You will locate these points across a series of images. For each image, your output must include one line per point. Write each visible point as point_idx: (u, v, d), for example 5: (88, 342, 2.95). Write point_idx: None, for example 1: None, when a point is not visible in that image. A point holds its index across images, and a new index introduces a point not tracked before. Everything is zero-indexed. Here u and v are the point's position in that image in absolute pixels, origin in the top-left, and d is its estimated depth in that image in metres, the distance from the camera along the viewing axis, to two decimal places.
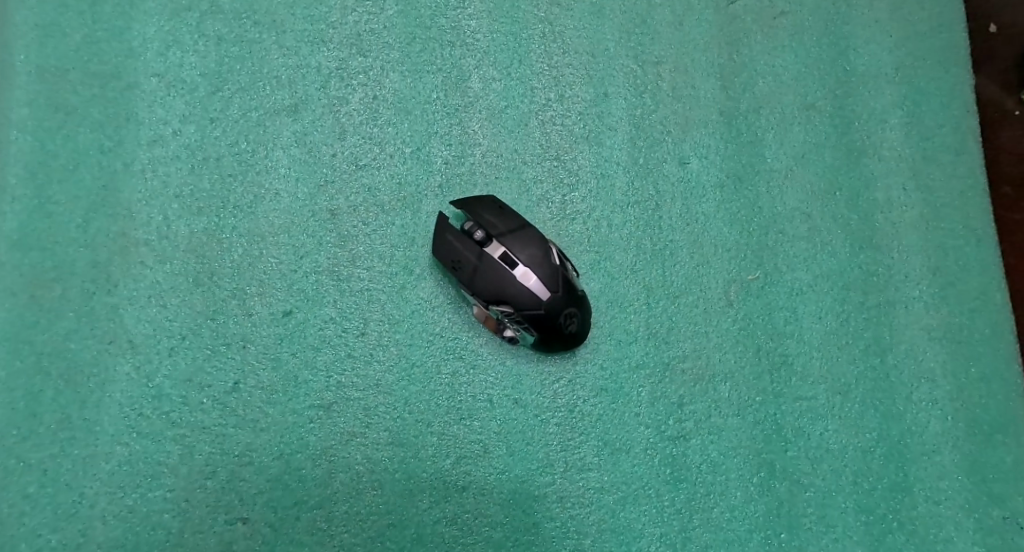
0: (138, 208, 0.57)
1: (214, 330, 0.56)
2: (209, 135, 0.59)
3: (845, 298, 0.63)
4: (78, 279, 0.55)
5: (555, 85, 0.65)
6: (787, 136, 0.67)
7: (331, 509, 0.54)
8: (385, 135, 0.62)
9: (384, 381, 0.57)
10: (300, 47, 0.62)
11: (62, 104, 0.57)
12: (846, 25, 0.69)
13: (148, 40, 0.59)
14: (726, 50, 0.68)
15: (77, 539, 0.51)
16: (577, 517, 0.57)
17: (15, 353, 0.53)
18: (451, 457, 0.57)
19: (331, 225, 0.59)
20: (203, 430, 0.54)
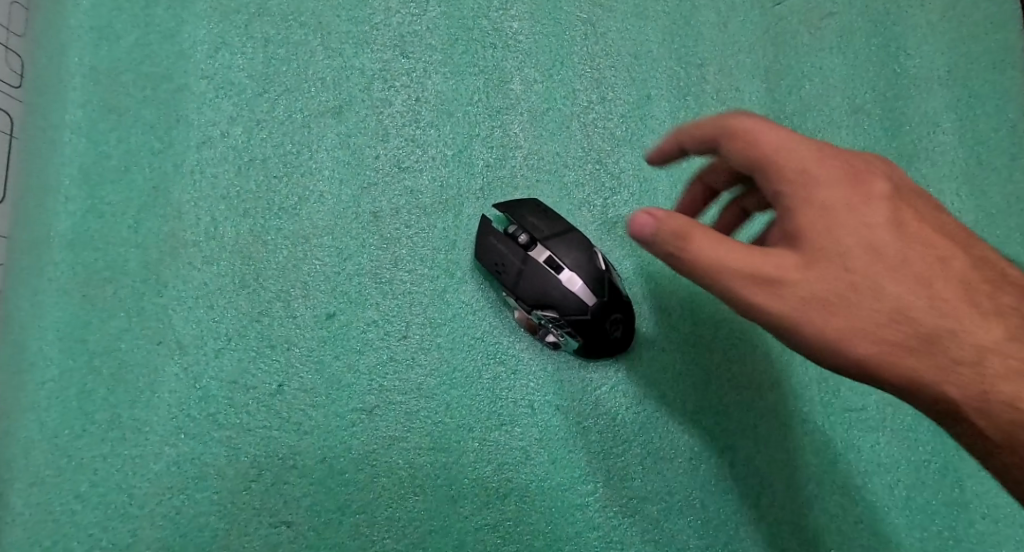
0: (186, 209, 0.57)
1: (260, 331, 0.56)
2: (255, 137, 0.59)
3: None
4: (128, 279, 0.55)
5: (598, 87, 0.64)
6: (835, 139, 0.65)
7: (374, 513, 0.55)
8: (427, 138, 0.61)
9: (426, 385, 0.57)
10: (344, 49, 0.61)
11: (114, 105, 0.58)
12: (896, 26, 0.67)
13: (197, 42, 0.60)
14: (774, 51, 0.67)
15: (127, 538, 0.52)
16: (620, 528, 0.57)
17: (67, 352, 0.54)
18: (492, 463, 0.56)
19: (374, 227, 0.59)
20: (248, 432, 0.54)
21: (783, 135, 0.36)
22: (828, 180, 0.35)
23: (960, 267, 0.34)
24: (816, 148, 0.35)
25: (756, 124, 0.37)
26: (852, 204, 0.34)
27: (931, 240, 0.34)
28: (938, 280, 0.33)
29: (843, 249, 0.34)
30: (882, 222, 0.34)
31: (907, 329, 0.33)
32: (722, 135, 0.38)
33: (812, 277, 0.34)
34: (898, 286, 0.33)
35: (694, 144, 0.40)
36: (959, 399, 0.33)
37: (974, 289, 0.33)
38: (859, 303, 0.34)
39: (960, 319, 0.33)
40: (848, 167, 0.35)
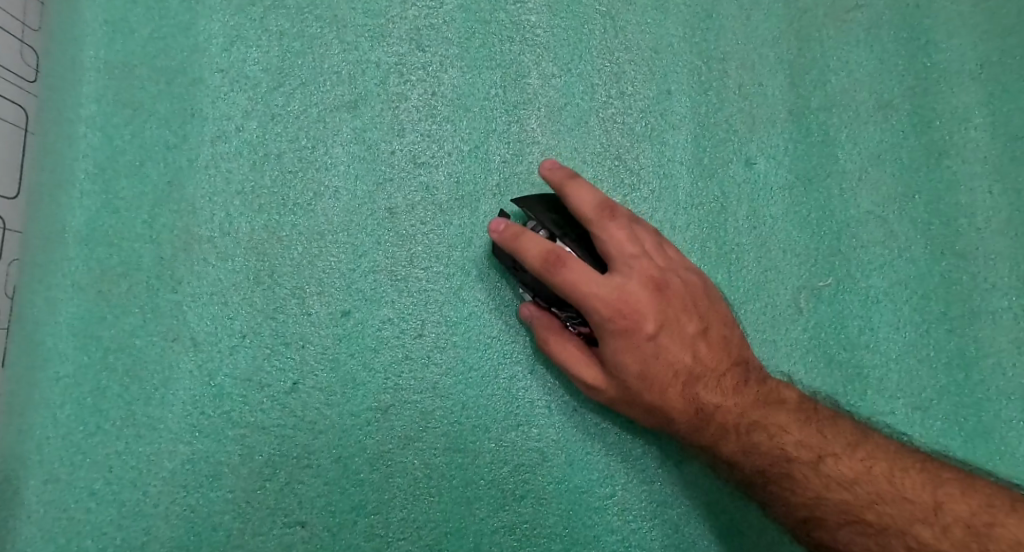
0: (200, 205, 0.56)
1: (274, 328, 0.55)
2: (270, 131, 0.58)
3: (926, 308, 0.61)
4: (143, 275, 0.55)
5: (617, 81, 0.63)
6: (861, 135, 0.64)
7: (389, 514, 0.54)
8: (443, 133, 0.60)
9: (441, 385, 0.56)
10: (360, 43, 0.60)
11: (128, 100, 0.57)
12: (927, 19, 0.65)
13: (212, 36, 0.59)
14: (798, 44, 0.65)
15: (141, 537, 0.52)
16: (639, 531, 0.56)
17: (81, 348, 0.53)
18: (509, 464, 0.56)
19: (389, 224, 0.58)
20: (262, 430, 0.54)
21: (600, 283, 0.47)
22: (642, 315, 0.48)
23: (718, 367, 0.52)
24: (643, 284, 0.49)
25: (573, 270, 0.47)
26: (636, 334, 0.49)
27: (716, 347, 0.52)
28: (717, 377, 0.52)
29: (663, 365, 0.50)
30: (653, 352, 0.50)
31: (696, 416, 0.51)
32: (556, 269, 0.47)
33: (611, 382, 0.51)
34: (692, 386, 0.51)
35: (537, 253, 0.48)
36: (728, 455, 0.51)
37: (739, 378, 0.52)
38: (631, 391, 0.51)
39: (689, 406, 0.51)
40: (664, 305, 0.50)
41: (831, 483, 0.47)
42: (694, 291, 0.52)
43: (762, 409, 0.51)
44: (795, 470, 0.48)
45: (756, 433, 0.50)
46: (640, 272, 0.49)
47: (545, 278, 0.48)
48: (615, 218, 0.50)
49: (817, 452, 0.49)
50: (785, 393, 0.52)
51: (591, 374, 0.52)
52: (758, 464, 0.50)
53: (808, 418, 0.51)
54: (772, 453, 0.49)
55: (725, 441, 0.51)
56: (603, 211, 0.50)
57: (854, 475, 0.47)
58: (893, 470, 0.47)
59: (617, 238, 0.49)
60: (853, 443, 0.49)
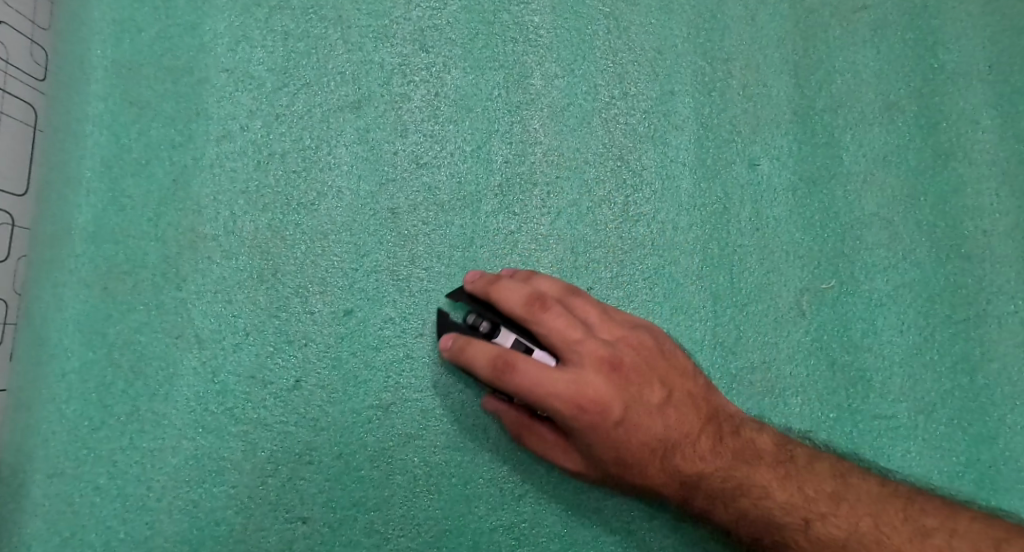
0: (205, 204, 0.57)
1: (277, 326, 0.56)
2: (274, 131, 0.59)
3: (931, 311, 0.61)
4: (148, 273, 0.55)
5: (621, 82, 0.63)
6: (866, 138, 0.63)
7: (389, 511, 0.54)
8: (446, 133, 0.60)
9: (442, 384, 0.56)
10: (364, 43, 0.61)
11: (135, 99, 0.58)
12: (935, 19, 0.65)
13: (218, 36, 0.59)
14: (804, 45, 0.64)
15: (145, 531, 0.52)
16: (638, 532, 0.56)
17: (88, 344, 0.54)
18: (508, 464, 0.56)
19: (392, 224, 0.58)
20: (265, 427, 0.54)
21: (553, 374, 0.48)
22: (603, 401, 0.49)
23: (691, 432, 0.51)
24: (596, 369, 0.50)
25: (524, 367, 0.48)
26: (604, 421, 0.49)
27: (685, 410, 0.52)
28: (692, 442, 0.51)
29: (636, 444, 0.50)
30: (621, 434, 0.49)
31: (683, 488, 0.50)
32: (506, 375, 0.48)
33: (592, 465, 0.51)
34: (671, 456, 0.50)
35: (485, 361, 0.49)
36: (721, 521, 0.49)
37: (715, 436, 0.51)
38: (612, 473, 0.51)
39: (672, 479, 0.50)
40: (620, 381, 0.50)
41: (823, 548, 0.45)
42: (649, 353, 0.52)
43: (739, 468, 0.49)
44: (785, 538, 0.46)
45: (741, 499, 0.48)
46: (588, 354, 0.50)
47: (497, 384, 0.49)
48: (548, 308, 0.51)
49: (802, 515, 0.46)
50: (760, 444, 0.51)
51: (572, 461, 0.52)
52: (753, 530, 0.48)
53: (787, 473, 0.49)
54: (762, 518, 0.47)
55: (715, 509, 0.49)
56: (533, 303, 0.51)
57: (843, 536, 0.45)
58: (880, 522, 0.45)
59: (557, 326, 0.50)
60: (833, 497, 0.47)
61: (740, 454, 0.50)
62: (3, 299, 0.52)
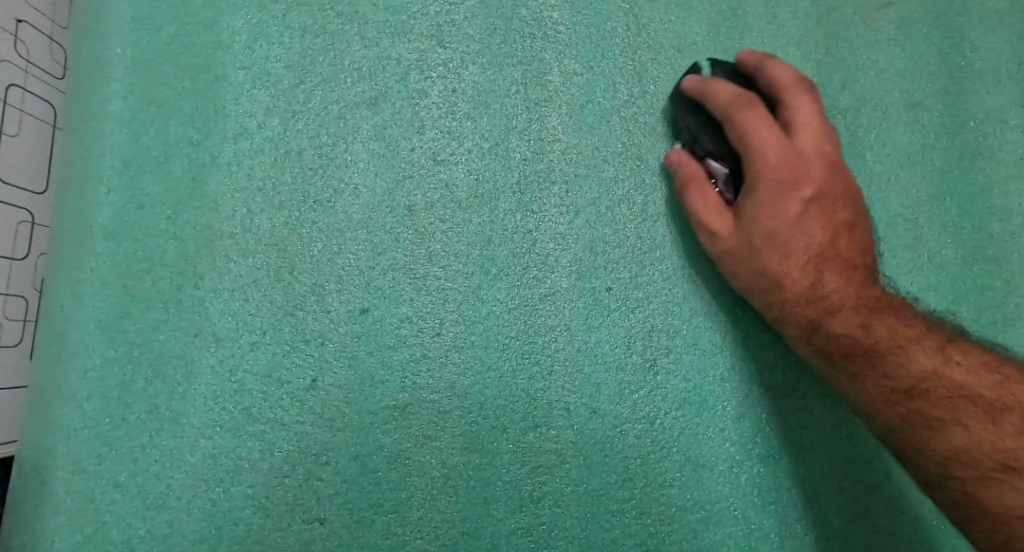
0: (223, 201, 0.57)
1: (294, 325, 0.55)
2: (292, 128, 0.58)
3: (956, 314, 0.59)
4: (166, 270, 0.55)
5: (640, 79, 0.62)
6: (890, 135, 0.62)
7: (406, 513, 0.54)
8: (463, 130, 0.60)
9: (459, 384, 0.56)
10: (381, 39, 0.60)
11: (154, 96, 0.58)
12: (961, 16, 0.64)
13: (235, 32, 0.59)
14: (826, 41, 0.63)
15: (164, 529, 0.52)
16: (658, 536, 0.55)
17: (107, 342, 0.54)
18: (527, 465, 0.55)
19: (409, 222, 0.58)
20: (282, 427, 0.54)
21: (773, 133, 0.53)
22: (802, 176, 0.53)
23: (847, 256, 0.54)
24: (818, 157, 0.54)
25: (757, 110, 0.54)
26: (789, 187, 0.53)
27: (854, 244, 0.55)
28: (840, 262, 0.54)
29: (791, 230, 0.53)
30: (788, 217, 0.53)
31: (812, 292, 0.53)
32: (743, 104, 0.54)
33: (738, 229, 0.54)
34: (817, 263, 0.53)
35: (726, 98, 0.55)
36: (837, 330, 0.51)
37: (867, 276, 0.53)
38: (755, 248, 0.54)
39: (806, 281, 0.53)
40: (830, 181, 0.54)
41: (958, 361, 0.46)
42: (830, 160, 0.55)
43: (881, 301, 0.52)
44: (911, 349, 0.48)
45: (842, 315, 0.52)
46: (820, 152, 0.55)
47: (729, 115, 0.54)
48: (809, 93, 0.56)
49: (942, 340, 0.48)
50: (896, 297, 0.53)
51: (720, 221, 0.55)
52: (875, 336, 0.50)
53: (939, 321, 0.50)
54: (891, 331, 0.49)
55: (836, 316, 0.52)
56: (800, 84, 0.56)
57: (983, 358, 0.46)
58: (1017, 363, 0.46)
59: (806, 111, 0.55)
60: (958, 338, 0.48)
61: (879, 296, 0.52)
62: (22, 296, 0.52)
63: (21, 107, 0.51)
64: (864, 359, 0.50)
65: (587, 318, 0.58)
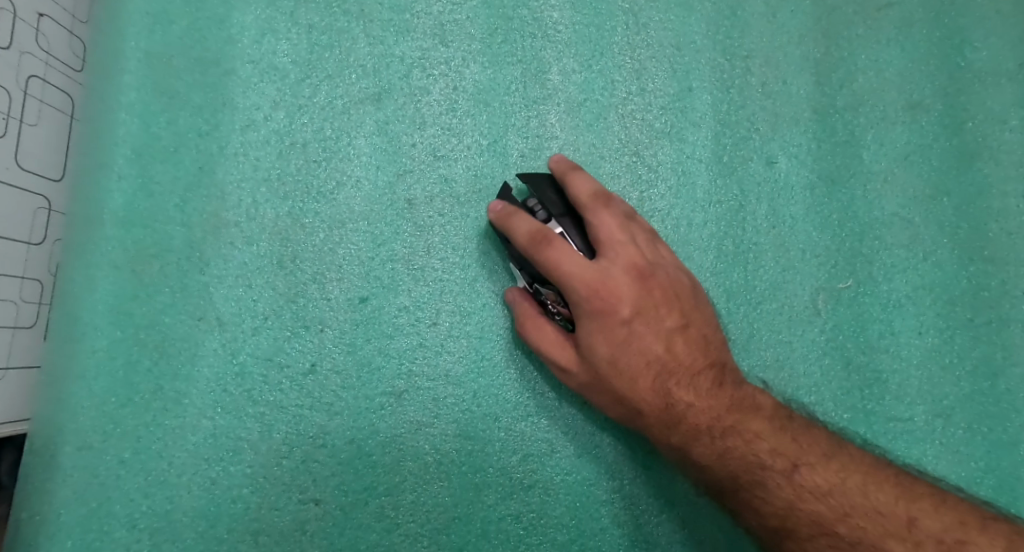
0: (229, 191, 0.59)
1: (295, 311, 0.57)
2: (297, 121, 0.60)
3: (951, 314, 0.60)
4: (173, 256, 0.57)
5: (638, 78, 0.63)
6: (888, 136, 0.62)
7: (399, 497, 0.56)
8: (463, 126, 0.61)
9: (454, 373, 0.57)
10: (385, 37, 0.62)
11: (166, 89, 0.60)
12: (962, 18, 0.64)
13: (245, 29, 0.61)
14: (825, 42, 0.64)
15: (165, 505, 0.54)
16: (645, 527, 0.56)
17: (116, 324, 0.56)
18: (518, 454, 0.57)
19: (408, 214, 0.59)
20: (281, 409, 0.56)
21: (580, 262, 0.48)
22: (619, 298, 0.48)
23: (693, 366, 0.49)
24: (625, 271, 0.49)
25: (561, 245, 0.48)
26: (610, 313, 0.48)
27: (694, 345, 0.50)
28: (693, 375, 0.49)
29: (637, 351, 0.49)
30: (618, 339, 0.48)
31: (668, 412, 0.49)
32: (541, 247, 0.48)
33: (581, 365, 0.50)
34: (665, 379, 0.49)
35: (527, 232, 0.49)
36: (700, 458, 0.47)
37: (715, 381, 0.49)
38: (603, 377, 0.49)
39: (660, 401, 0.49)
40: (644, 293, 0.49)
41: (804, 493, 0.44)
42: (637, 272, 0.49)
43: (735, 413, 0.48)
44: (767, 479, 0.45)
45: (702, 444, 0.47)
46: (624, 259, 0.49)
47: (531, 255, 0.49)
48: (608, 207, 0.51)
49: (792, 460, 0.45)
50: (760, 399, 0.49)
51: (568, 355, 0.51)
52: (730, 469, 0.46)
53: (783, 427, 0.47)
54: (747, 458, 0.46)
55: (698, 441, 0.47)
56: (597, 199, 0.51)
57: (830, 486, 0.44)
58: (867, 483, 0.44)
59: (605, 224, 0.50)
60: (827, 453, 0.45)
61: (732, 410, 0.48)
62: (38, 280, 0.54)
63: (41, 98, 0.54)
64: (734, 493, 0.46)
65: None
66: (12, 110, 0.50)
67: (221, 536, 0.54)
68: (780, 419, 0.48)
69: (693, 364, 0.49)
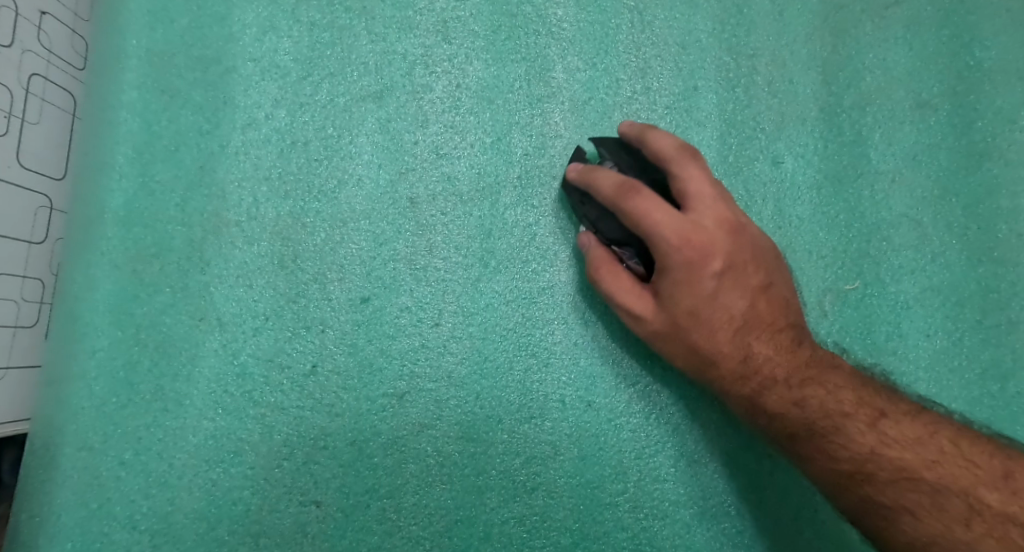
0: (230, 190, 0.58)
1: (296, 311, 0.57)
2: (298, 120, 0.60)
3: (959, 316, 0.59)
4: (174, 256, 0.57)
5: (643, 76, 0.62)
6: (895, 136, 0.62)
7: (400, 499, 0.55)
8: (466, 124, 0.61)
9: (456, 374, 0.57)
10: (387, 34, 0.61)
11: (167, 88, 0.59)
12: (971, 15, 0.63)
13: (247, 27, 0.61)
14: (832, 40, 0.63)
15: (166, 506, 0.54)
16: (650, 530, 0.56)
17: (117, 324, 0.56)
18: (521, 456, 0.56)
19: (410, 213, 0.59)
20: (281, 411, 0.55)
21: (671, 214, 0.48)
22: (711, 251, 0.49)
23: (774, 323, 0.51)
24: (718, 224, 0.49)
25: (650, 195, 0.48)
26: (701, 265, 0.48)
27: (775, 305, 0.51)
28: (773, 332, 0.51)
29: (721, 303, 0.50)
30: (706, 291, 0.49)
31: (744, 364, 0.50)
32: (629, 196, 0.48)
33: (660, 312, 0.50)
34: (745, 333, 0.50)
35: (611, 183, 0.50)
36: (774, 407, 0.49)
37: (795, 338, 0.51)
38: (682, 327, 0.50)
39: (738, 353, 0.50)
40: (735, 248, 0.50)
41: (889, 440, 0.44)
42: (730, 228, 0.50)
43: (815, 368, 0.49)
44: (848, 426, 0.46)
45: (780, 394, 0.49)
46: (716, 213, 0.50)
47: (618, 204, 0.49)
48: (696, 160, 0.51)
49: (875, 411, 0.46)
50: (839, 360, 0.50)
51: (644, 303, 0.51)
52: (809, 416, 0.47)
53: (866, 384, 0.48)
54: (827, 406, 0.47)
55: (768, 393, 0.49)
56: (684, 152, 0.51)
57: (916, 436, 0.44)
58: (956, 437, 0.43)
59: (696, 178, 0.50)
60: (914, 410, 0.46)
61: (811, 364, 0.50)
62: (39, 279, 0.54)
63: (42, 96, 0.53)
64: (808, 439, 0.47)
65: (585, 312, 0.58)
66: (14, 109, 0.50)
67: (221, 538, 0.54)
68: (861, 379, 0.49)
69: (771, 323, 0.51)
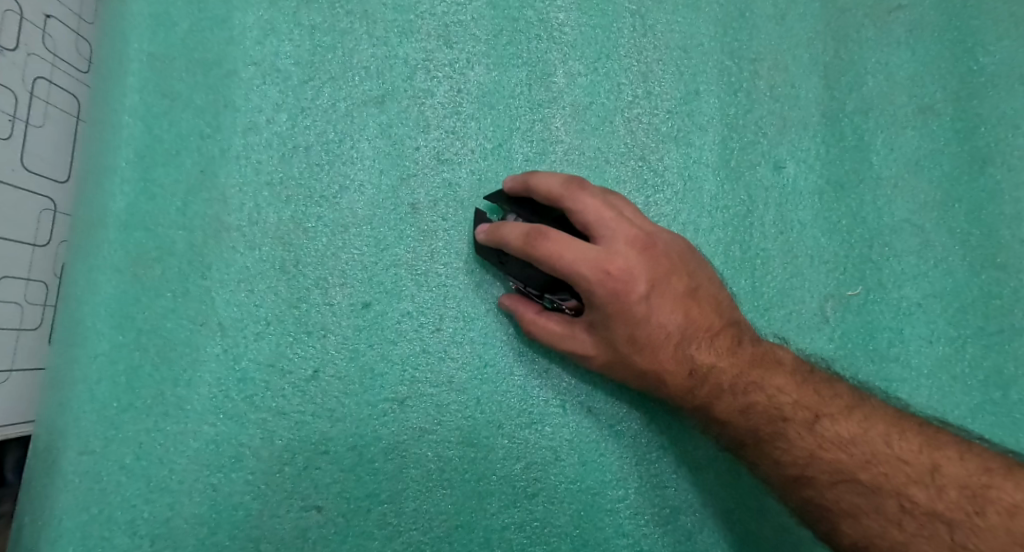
0: (232, 195, 0.58)
1: (297, 317, 0.57)
2: (300, 124, 0.60)
3: (961, 323, 0.59)
4: (176, 261, 0.57)
5: (644, 80, 0.62)
6: (898, 141, 0.61)
7: (400, 505, 0.55)
8: (467, 129, 0.61)
9: (456, 379, 0.57)
10: (389, 38, 0.61)
11: (169, 91, 0.59)
12: (975, 20, 0.63)
13: (249, 31, 0.61)
14: (834, 44, 0.63)
15: (166, 511, 0.54)
16: (650, 536, 0.56)
17: (118, 329, 0.56)
18: (521, 462, 0.56)
19: (411, 218, 0.59)
20: (282, 416, 0.55)
21: (582, 248, 0.47)
22: (632, 276, 0.48)
23: (710, 328, 0.51)
24: (629, 244, 0.49)
25: (553, 241, 0.48)
26: (626, 295, 0.48)
27: (707, 309, 0.52)
28: (710, 337, 0.51)
29: (654, 327, 0.50)
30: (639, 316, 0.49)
31: (692, 376, 0.50)
32: (537, 243, 0.48)
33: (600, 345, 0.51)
34: (685, 346, 0.50)
35: (517, 237, 0.49)
36: (722, 415, 0.49)
37: (733, 339, 0.51)
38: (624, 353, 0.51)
39: (682, 367, 0.50)
40: (654, 267, 0.49)
41: (823, 442, 0.44)
42: (643, 245, 0.49)
43: (756, 370, 0.49)
44: (788, 429, 0.46)
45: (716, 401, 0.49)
46: (624, 233, 0.49)
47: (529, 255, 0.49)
48: (585, 188, 0.50)
49: (813, 412, 0.46)
50: (781, 355, 0.50)
51: (581, 342, 0.52)
52: (754, 424, 0.47)
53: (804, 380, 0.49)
54: (767, 410, 0.47)
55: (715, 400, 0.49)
56: (571, 182, 0.50)
57: (850, 433, 0.44)
58: (889, 432, 0.44)
59: (591, 205, 0.49)
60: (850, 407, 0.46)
61: (741, 364, 0.50)
62: (43, 282, 0.54)
63: (47, 100, 0.54)
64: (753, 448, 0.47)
65: None
66: (17, 113, 0.50)
67: (222, 543, 0.54)
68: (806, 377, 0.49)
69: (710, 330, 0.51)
